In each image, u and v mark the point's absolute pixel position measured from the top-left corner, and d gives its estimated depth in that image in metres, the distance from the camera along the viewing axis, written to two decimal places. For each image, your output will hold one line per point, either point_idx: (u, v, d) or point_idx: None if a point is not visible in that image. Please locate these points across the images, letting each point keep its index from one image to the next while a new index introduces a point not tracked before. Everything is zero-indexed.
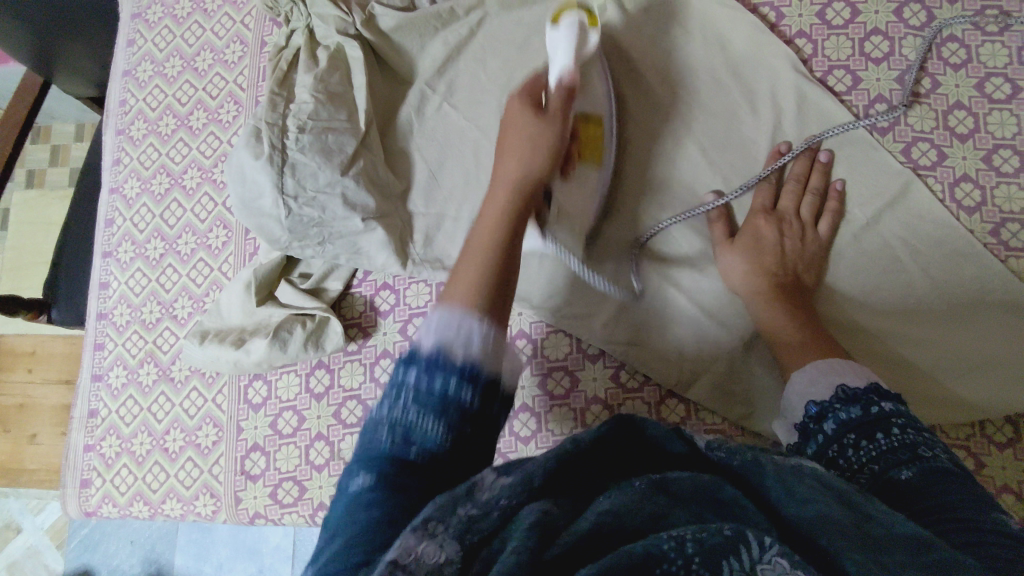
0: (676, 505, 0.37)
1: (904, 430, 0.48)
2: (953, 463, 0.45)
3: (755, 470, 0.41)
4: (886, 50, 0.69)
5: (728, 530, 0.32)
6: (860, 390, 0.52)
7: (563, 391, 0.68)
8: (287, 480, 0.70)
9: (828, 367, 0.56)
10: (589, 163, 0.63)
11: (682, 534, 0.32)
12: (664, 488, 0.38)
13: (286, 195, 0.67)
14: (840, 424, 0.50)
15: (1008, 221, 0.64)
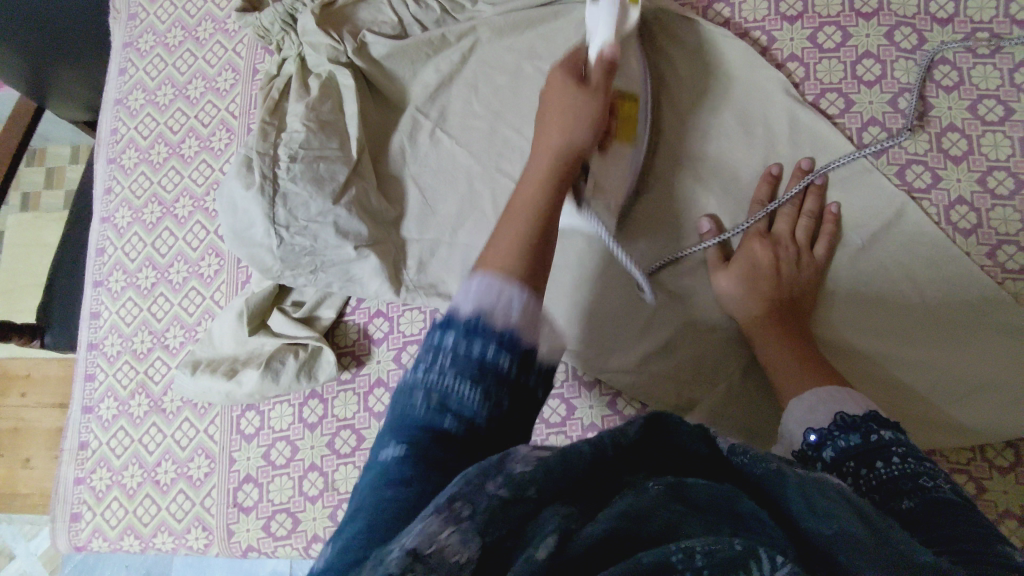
0: (693, 515, 0.32)
1: (905, 459, 0.46)
2: (958, 493, 0.43)
3: (778, 488, 0.35)
4: (877, 73, 0.70)
5: (736, 544, 0.29)
6: (859, 418, 0.51)
7: (559, 419, 0.68)
8: (280, 512, 0.69)
9: (828, 395, 0.55)
10: (625, 163, 0.62)
11: (692, 546, 0.28)
12: (679, 496, 0.34)
13: (277, 224, 0.66)
14: (839, 452, 0.49)
15: (1006, 243, 0.64)
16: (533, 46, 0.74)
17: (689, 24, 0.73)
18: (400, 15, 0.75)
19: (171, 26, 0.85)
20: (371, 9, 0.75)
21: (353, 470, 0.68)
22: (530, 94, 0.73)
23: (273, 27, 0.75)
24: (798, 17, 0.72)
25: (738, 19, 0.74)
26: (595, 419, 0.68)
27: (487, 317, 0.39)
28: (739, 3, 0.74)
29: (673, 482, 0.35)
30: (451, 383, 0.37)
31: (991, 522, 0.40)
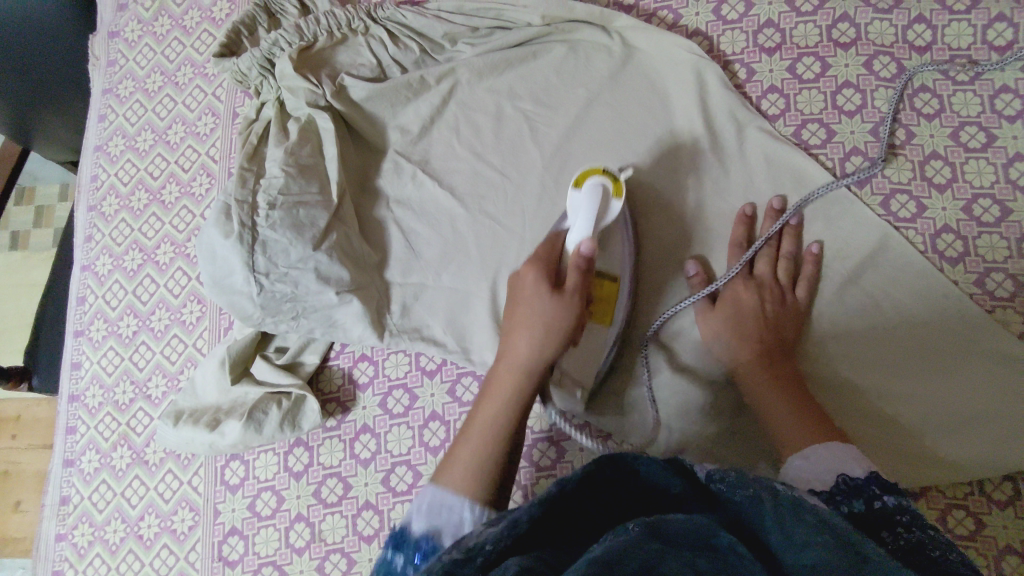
0: (670, 547, 0.35)
1: (911, 528, 0.45)
2: (968, 564, 0.42)
3: (759, 518, 0.39)
4: (857, 102, 0.69)
5: None
6: (862, 480, 0.49)
7: (548, 463, 0.66)
8: (266, 565, 0.67)
9: (828, 450, 0.54)
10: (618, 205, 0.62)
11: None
12: (657, 533, 0.37)
13: (256, 272, 0.65)
14: (843, 519, 0.48)
15: (993, 270, 0.63)
16: (512, 85, 0.74)
17: (673, 49, 0.72)
18: (379, 58, 0.75)
19: (150, 71, 0.84)
20: (350, 52, 0.75)
21: (340, 520, 0.67)
22: (511, 133, 0.73)
23: (251, 72, 0.75)
24: (776, 49, 0.72)
25: (716, 52, 0.74)
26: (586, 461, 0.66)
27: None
28: (717, 35, 0.75)
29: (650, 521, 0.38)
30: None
31: None
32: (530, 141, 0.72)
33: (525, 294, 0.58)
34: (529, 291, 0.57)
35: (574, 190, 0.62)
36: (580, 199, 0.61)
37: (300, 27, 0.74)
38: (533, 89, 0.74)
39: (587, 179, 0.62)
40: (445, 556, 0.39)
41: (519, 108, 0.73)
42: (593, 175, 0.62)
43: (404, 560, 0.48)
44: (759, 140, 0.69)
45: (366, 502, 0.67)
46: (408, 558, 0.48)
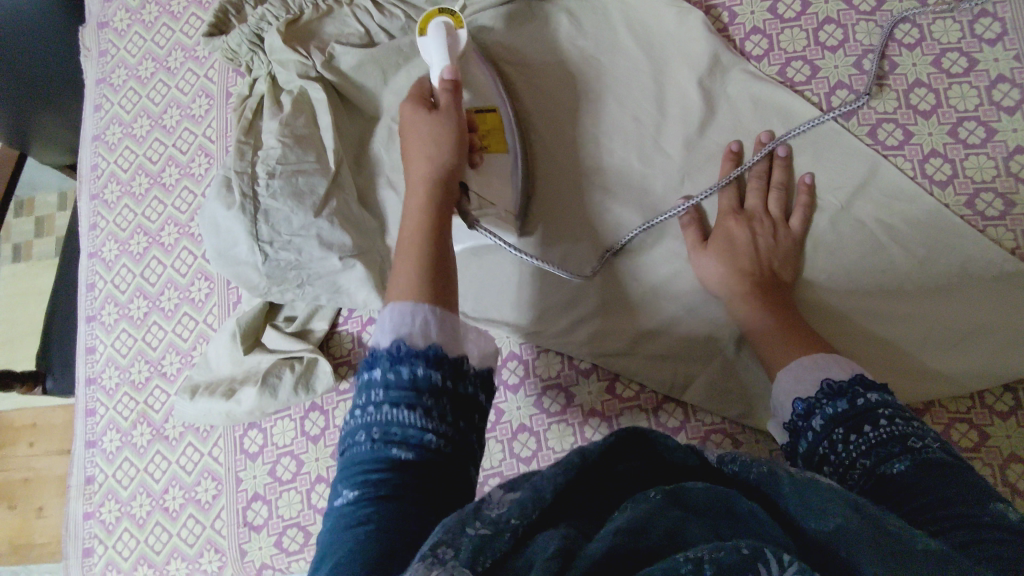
0: (692, 519, 0.36)
1: (892, 420, 0.49)
2: (946, 451, 0.46)
3: (775, 484, 0.39)
4: (840, 37, 0.70)
5: (746, 548, 0.31)
6: (845, 383, 0.52)
7: (559, 408, 0.68)
8: (291, 527, 0.69)
9: (812, 362, 0.56)
10: (464, 34, 0.66)
11: (699, 556, 0.31)
12: (678, 500, 0.37)
13: (260, 241, 0.67)
14: (828, 418, 0.51)
15: (982, 191, 0.65)
16: (498, 47, 0.75)
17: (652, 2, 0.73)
18: (366, 27, 0.76)
19: (141, 58, 0.85)
20: (336, 23, 0.77)
21: None
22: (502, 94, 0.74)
23: (241, 49, 0.76)
24: None
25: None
26: (594, 404, 0.68)
27: (409, 343, 0.44)
28: None
29: (670, 487, 0.38)
30: (388, 415, 0.42)
31: (982, 479, 0.43)
32: (519, 99, 0.74)
33: (407, 127, 0.60)
34: (410, 121, 0.60)
35: (421, 38, 0.66)
36: (426, 40, 0.65)
37: (287, 2, 0.75)
38: (520, 48, 0.75)
39: (429, 23, 0.65)
40: (470, 530, 0.35)
41: (507, 67, 0.74)
42: (434, 18, 0.66)
43: (383, 371, 0.43)
44: (742, 81, 0.70)
45: None
46: (386, 367, 0.43)
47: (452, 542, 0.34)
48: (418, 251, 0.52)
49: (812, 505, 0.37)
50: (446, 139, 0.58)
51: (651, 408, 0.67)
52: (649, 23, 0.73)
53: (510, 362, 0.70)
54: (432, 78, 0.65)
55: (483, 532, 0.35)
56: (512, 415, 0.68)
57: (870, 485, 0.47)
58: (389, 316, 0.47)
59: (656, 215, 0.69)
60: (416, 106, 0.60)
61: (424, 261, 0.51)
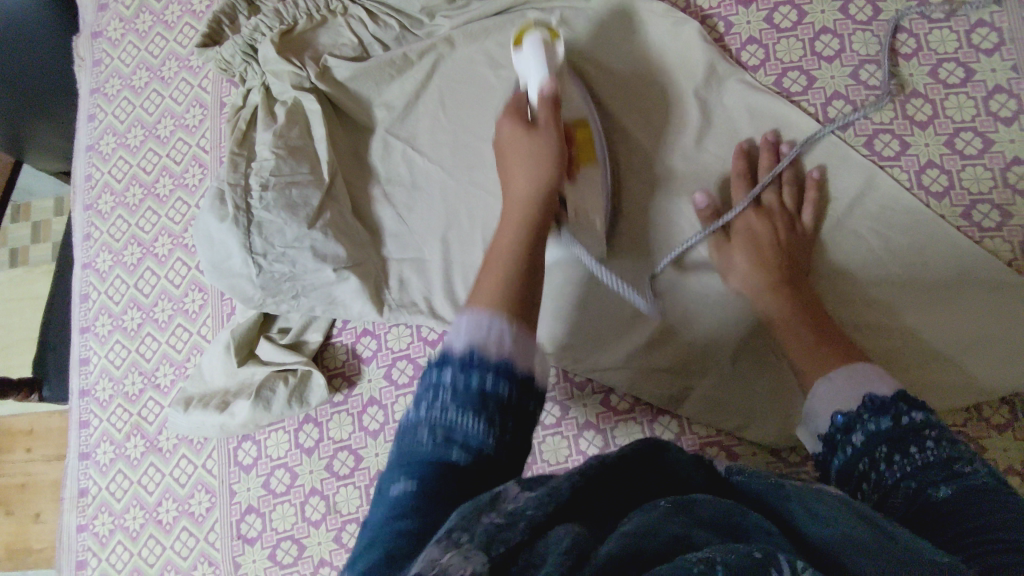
0: (702, 530, 0.35)
1: (939, 444, 0.47)
2: (994, 477, 0.45)
3: (782, 499, 0.40)
4: (836, 47, 0.70)
5: (757, 554, 0.31)
6: (888, 399, 0.50)
7: (554, 420, 0.68)
8: (284, 540, 0.69)
9: (850, 373, 0.54)
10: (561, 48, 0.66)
11: (709, 556, 0.30)
12: (687, 512, 0.37)
13: (254, 253, 0.67)
14: (870, 436, 0.49)
15: (979, 202, 0.64)
16: (494, 57, 0.75)
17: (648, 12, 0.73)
18: (360, 37, 0.76)
19: (135, 68, 0.85)
20: (331, 33, 0.76)
21: (354, 491, 0.68)
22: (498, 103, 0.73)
23: (235, 59, 0.76)
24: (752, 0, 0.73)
25: (693, 8, 0.75)
26: (589, 417, 0.68)
27: None
28: None
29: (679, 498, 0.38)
30: (454, 417, 0.40)
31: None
32: None
33: (506, 142, 0.61)
34: (512, 139, 0.61)
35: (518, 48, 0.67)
36: (522, 57, 0.65)
37: (280, 12, 0.75)
38: None
39: (528, 35, 0.66)
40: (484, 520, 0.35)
41: (502, 77, 0.74)
42: (531, 32, 0.66)
43: None
44: (738, 92, 0.70)
45: (378, 472, 0.68)
46: None
47: (464, 530, 0.34)
48: (513, 250, 0.51)
49: (820, 516, 0.38)
50: (548, 156, 0.59)
51: (645, 421, 0.67)
52: (644, 35, 0.73)
53: None
54: (533, 87, 0.64)
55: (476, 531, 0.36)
56: None
57: (912, 520, 0.44)
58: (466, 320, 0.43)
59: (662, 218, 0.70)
60: (516, 124, 0.62)
61: (514, 253, 0.50)
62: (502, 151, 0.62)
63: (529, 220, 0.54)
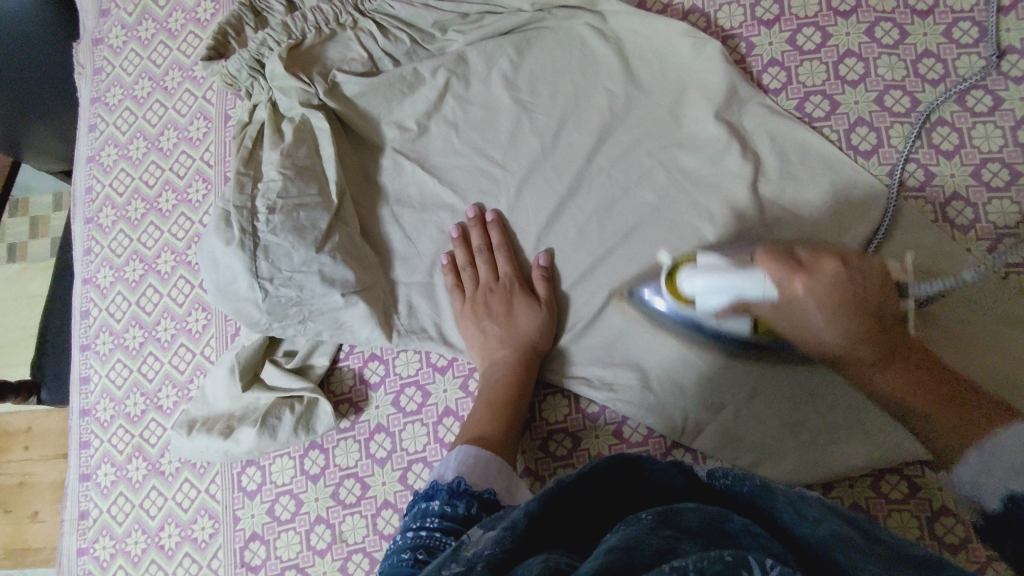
0: (685, 537, 0.35)
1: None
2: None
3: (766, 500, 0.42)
4: (860, 71, 0.68)
5: (729, 559, 0.31)
6: None
7: (565, 452, 0.66)
8: (289, 568, 0.67)
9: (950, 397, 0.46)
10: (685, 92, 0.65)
11: (684, 564, 0.30)
12: (672, 522, 0.37)
13: (261, 278, 0.65)
14: None
15: (1006, 236, 0.62)
16: (507, 75, 0.73)
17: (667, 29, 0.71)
18: (370, 51, 0.74)
19: (137, 77, 0.83)
20: (340, 47, 0.74)
21: (360, 520, 0.67)
22: (512, 125, 0.72)
23: (241, 74, 0.73)
24: (775, 20, 0.71)
25: (713, 28, 0.73)
26: (603, 448, 0.65)
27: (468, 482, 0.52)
28: (714, 9, 0.73)
29: (664, 509, 0.39)
30: (448, 508, 0.49)
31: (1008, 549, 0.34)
32: (528, 131, 0.71)
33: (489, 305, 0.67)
34: (505, 305, 0.67)
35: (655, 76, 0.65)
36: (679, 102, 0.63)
37: (288, 25, 0.73)
38: (530, 77, 0.72)
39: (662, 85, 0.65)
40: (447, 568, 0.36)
41: (515, 96, 0.72)
42: None
43: (440, 504, 0.49)
44: (757, 116, 0.68)
45: (385, 501, 0.67)
46: (444, 501, 0.50)
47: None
48: (495, 405, 0.62)
49: (805, 511, 0.40)
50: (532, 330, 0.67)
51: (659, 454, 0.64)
52: (663, 51, 0.71)
53: None
54: None
55: (456, 567, 0.35)
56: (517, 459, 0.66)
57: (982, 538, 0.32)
58: (455, 457, 0.55)
59: (692, 234, 0.66)
60: (522, 288, 0.67)
61: (496, 416, 0.62)
62: (479, 294, 0.68)
63: (515, 359, 0.64)
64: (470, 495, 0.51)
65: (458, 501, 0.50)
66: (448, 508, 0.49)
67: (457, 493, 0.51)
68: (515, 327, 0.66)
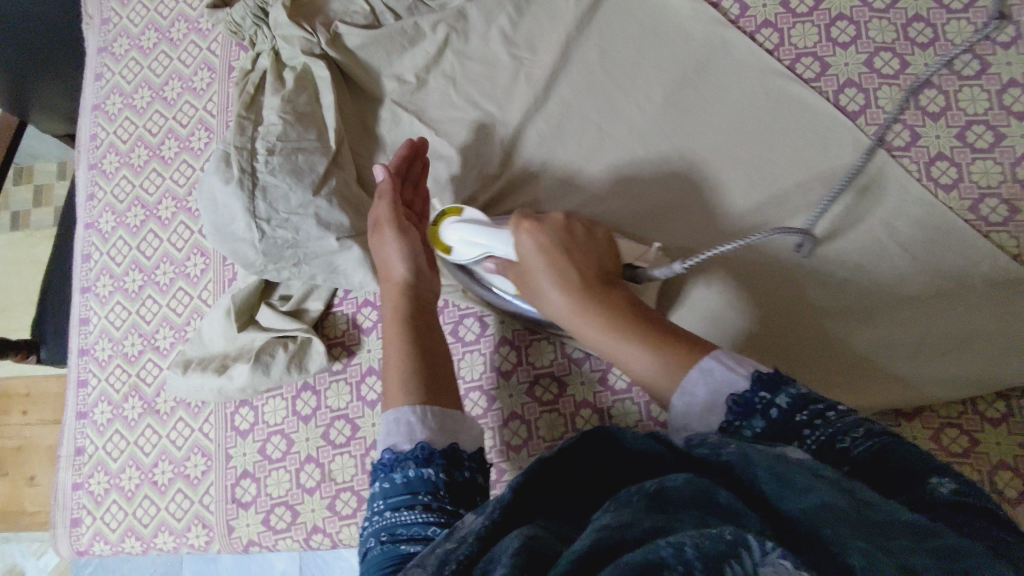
0: (678, 515, 0.34)
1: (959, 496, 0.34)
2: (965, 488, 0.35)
3: (749, 466, 0.37)
4: (852, 34, 0.70)
5: (730, 536, 0.29)
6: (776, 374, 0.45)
7: (551, 397, 0.67)
8: (278, 505, 0.69)
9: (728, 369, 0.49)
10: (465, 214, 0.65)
11: (681, 541, 0.29)
12: (660, 500, 0.35)
13: (258, 217, 0.66)
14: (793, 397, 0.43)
15: (988, 195, 0.63)
16: (506, 32, 0.74)
17: None
18: (373, 5, 0.75)
19: (144, 29, 0.85)
20: (343, 0, 0.76)
21: (349, 459, 0.68)
22: (510, 81, 0.73)
23: (245, 22, 0.76)
24: None
25: None
26: (588, 395, 0.67)
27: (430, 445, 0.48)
28: None
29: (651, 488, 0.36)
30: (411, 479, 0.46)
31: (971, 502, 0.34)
32: (525, 85, 0.73)
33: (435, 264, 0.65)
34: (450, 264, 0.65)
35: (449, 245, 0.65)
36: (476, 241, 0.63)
37: None
38: (528, 35, 0.74)
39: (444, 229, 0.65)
40: (438, 548, 0.38)
41: (513, 53, 0.74)
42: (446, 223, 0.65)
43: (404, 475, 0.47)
44: (748, 73, 0.69)
45: (374, 441, 0.68)
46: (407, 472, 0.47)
47: (418, 564, 0.37)
48: None
49: (799, 481, 0.35)
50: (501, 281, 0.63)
51: (644, 401, 0.65)
52: (659, 14, 0.73)
53: (505, 348, 0.70)
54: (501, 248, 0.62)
55: (450, 547, 0.38)
56: (503, 402, 0.68)
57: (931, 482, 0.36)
58: (395, 417, 0.50)
59: (683, 189, 0.68)
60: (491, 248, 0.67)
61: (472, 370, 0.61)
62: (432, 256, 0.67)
63: None
64: (433, 465, 0.47)
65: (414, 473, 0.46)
66: (414, 480, 0.46)
67: (421, 462, 0.47)
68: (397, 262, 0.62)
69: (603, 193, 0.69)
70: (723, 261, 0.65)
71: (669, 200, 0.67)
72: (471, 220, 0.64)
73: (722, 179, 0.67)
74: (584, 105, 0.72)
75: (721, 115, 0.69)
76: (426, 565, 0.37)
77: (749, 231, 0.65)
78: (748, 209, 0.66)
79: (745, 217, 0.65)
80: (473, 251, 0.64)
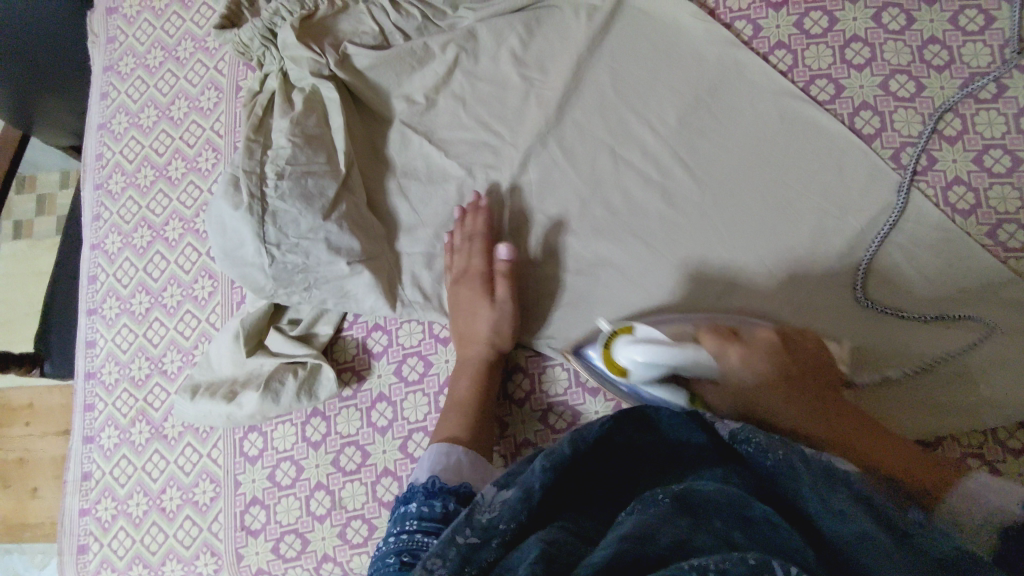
0: (701, 527, 0.35)
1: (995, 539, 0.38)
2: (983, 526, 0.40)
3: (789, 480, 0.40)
4: (867, 55, 0.69)
5: (753, 560, 0.30)
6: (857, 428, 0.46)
7: (565, 425, 0.66)
8: (288, 533, 0.68)
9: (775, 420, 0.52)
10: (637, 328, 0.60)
11: (705, 564, 0.30)
12: (687, 507, 0.37)
13: (268, 243, 0.66)
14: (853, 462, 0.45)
15: (1006, 221, 0.62)
16: (516, 52, 0.73)
17: (676, 11, 0.72)
18: (381, 25, 0.74)
19: (150, 47, 0.84)
20: (351, 20, 0.75)
21: (360, 487, 0.67)
22: (520, 102, 0.72)
23: (253, 43, 0.75)
24: (783, 4, 0.72)
25: (722, 9, 0.73)
26: (602, 422, 0.66)
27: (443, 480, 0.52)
28: None
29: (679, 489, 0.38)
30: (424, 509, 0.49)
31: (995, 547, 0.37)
32: (535, 107, 0.72)
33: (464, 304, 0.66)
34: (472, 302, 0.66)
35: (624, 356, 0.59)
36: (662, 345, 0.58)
37: None
38: (538, 56, 0.73)
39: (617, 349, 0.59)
40: (458, 539, 0.39)
41: (523, 74, 0.73)
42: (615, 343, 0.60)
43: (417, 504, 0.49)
44: (761, 95, 0.69)
45: (385, 469, 0.67)
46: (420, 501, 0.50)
47: (437, 555, 0.38)
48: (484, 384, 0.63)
49: (834, 506, 0.37)
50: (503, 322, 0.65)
51: None
52: (671, 35, 0.72)
53: (516, 374, 0.69)
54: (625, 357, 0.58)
55: (472, 539, 0.39)
56: (516, 429, 0.67)
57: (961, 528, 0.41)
58: (428, 459, 0.55)
59: (696, 213, 0.67)
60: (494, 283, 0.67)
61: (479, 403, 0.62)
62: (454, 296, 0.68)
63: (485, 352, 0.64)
64: (447, 493, 0.51)
65: (435, 501, 0.49)
66: (425, 508, 0.49)
67: (433, 492, 0.50)
68: (470, 328, 0.66)
69: (616, 217, 0.68)
70: (738, 287, 0.64)
71: (682, 224, 0.67)
72: (650, 340, 0.58)
73: (736, 203, 0.66)
74: (596, 127, 0.71)
75: (734, 138, 0.68)
76: (445, 560, 0.38)
77: (764, 257, 0.64)
78: (762, 234, 0.65)
79: (759, 241, 0.65)
80: (653, 372, 0.58)
